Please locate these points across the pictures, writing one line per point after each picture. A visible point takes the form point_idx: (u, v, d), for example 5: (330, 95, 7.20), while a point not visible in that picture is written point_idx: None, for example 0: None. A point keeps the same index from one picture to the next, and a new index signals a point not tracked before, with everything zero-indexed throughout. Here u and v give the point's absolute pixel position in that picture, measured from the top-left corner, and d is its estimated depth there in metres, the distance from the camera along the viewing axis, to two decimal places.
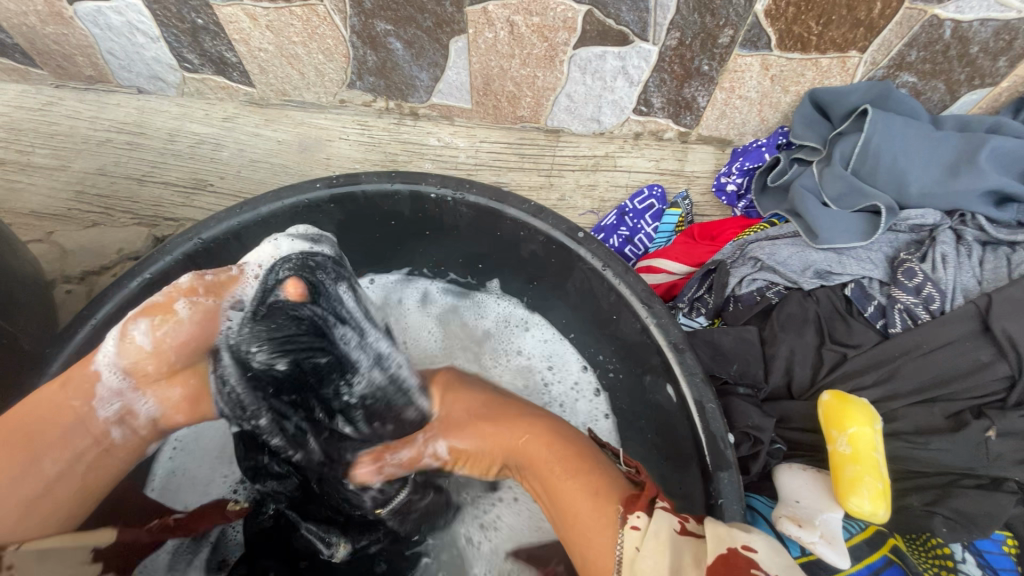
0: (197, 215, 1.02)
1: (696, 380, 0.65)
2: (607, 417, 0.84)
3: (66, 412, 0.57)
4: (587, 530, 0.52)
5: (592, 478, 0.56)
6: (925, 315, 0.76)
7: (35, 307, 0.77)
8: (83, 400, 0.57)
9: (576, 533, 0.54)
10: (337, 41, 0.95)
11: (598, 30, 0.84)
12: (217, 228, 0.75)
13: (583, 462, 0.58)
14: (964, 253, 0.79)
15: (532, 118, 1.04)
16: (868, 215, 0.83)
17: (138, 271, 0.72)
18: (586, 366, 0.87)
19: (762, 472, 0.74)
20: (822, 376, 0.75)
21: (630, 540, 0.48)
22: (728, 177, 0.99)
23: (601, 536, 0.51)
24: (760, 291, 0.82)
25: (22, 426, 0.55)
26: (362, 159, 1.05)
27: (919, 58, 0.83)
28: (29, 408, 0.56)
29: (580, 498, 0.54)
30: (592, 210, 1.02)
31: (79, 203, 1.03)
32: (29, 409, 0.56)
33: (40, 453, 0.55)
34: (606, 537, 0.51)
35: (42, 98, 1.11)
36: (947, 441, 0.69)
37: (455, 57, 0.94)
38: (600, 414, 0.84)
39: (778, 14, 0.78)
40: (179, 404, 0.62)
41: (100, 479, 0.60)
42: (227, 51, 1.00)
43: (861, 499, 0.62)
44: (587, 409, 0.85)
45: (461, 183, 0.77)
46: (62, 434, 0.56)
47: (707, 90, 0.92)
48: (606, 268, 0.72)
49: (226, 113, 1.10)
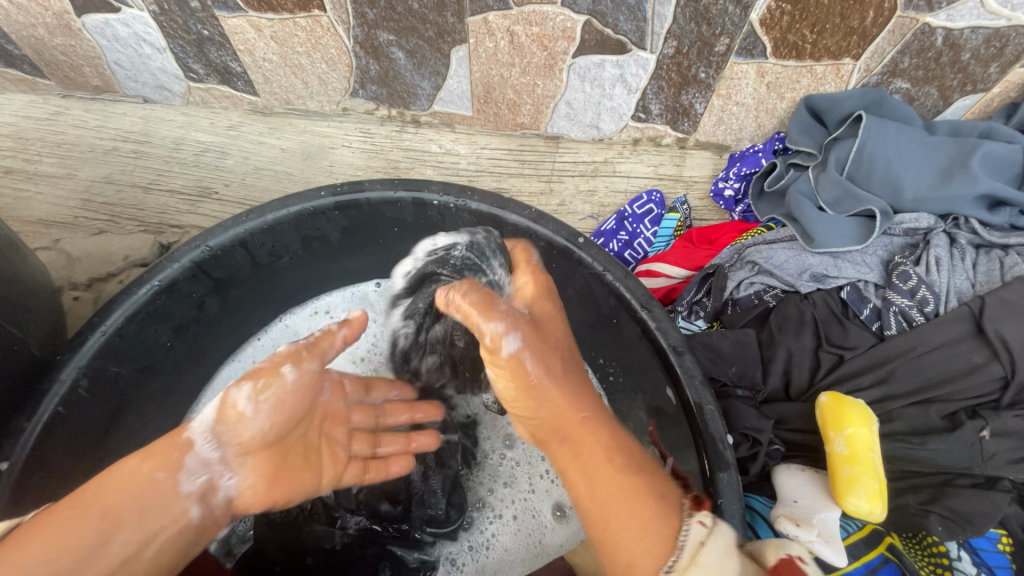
0: (202, 222, 1.04)
1: (694, 382, 0.66)
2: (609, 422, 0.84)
3: (146, 484, 0.55)
4: (637, 524, 0.52)
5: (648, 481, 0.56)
6: (920, 317, 0.77)
7: (45, 314, 0.79)
8: (166, 469, 0.56)
9: (611, 526, 0.53)
10: (341, 51, 0.96)
11: (597, 39, 0.86)
12: (225, 235, 0.76)
13: (644, 474, 0.56)
14: (957, 256, 0.81)
15: (533, 125, 1.05)
16: (862, 219, 0.85)
17: (147, 278, 0.73)
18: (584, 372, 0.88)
19: (760, 472, 0.75)
20: (819, 379, 0.77)
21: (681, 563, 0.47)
22: (725, 182, 1.00)
23: (653, 540, 0.50)
24: (757, 295, 0.84)
25: (101, 496, 0.53)
26: (365, 166, 1.07)
27: (911, 65, 0.85)
28: (113, 478, 0.55)
29: (637, 498, 0.53)
30: (592, 215, 1.03)
31: (85, 211, 1.04)
32: (115, 477, 0.55)
33: (118, 521, 0.53)
34: (659, 543, 0.50)
35: (49, 108, 1.13)
36: (943, 441, 0.70)
37: (457, 66, 0.95)
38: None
39: (773, 23, 0.80)
40: (266, 481, 0.61)
41: (176, 550, 0.57)
42: (232, 61, 1.02)
43: (858, 499, 0.63)
44: None
45: (463, 190, 0.78)
46: (135, 510, 0.54)
47: (705, 97, 0.94)
48: (606, 273, 0.73)
49: (231, 121, 1.11)
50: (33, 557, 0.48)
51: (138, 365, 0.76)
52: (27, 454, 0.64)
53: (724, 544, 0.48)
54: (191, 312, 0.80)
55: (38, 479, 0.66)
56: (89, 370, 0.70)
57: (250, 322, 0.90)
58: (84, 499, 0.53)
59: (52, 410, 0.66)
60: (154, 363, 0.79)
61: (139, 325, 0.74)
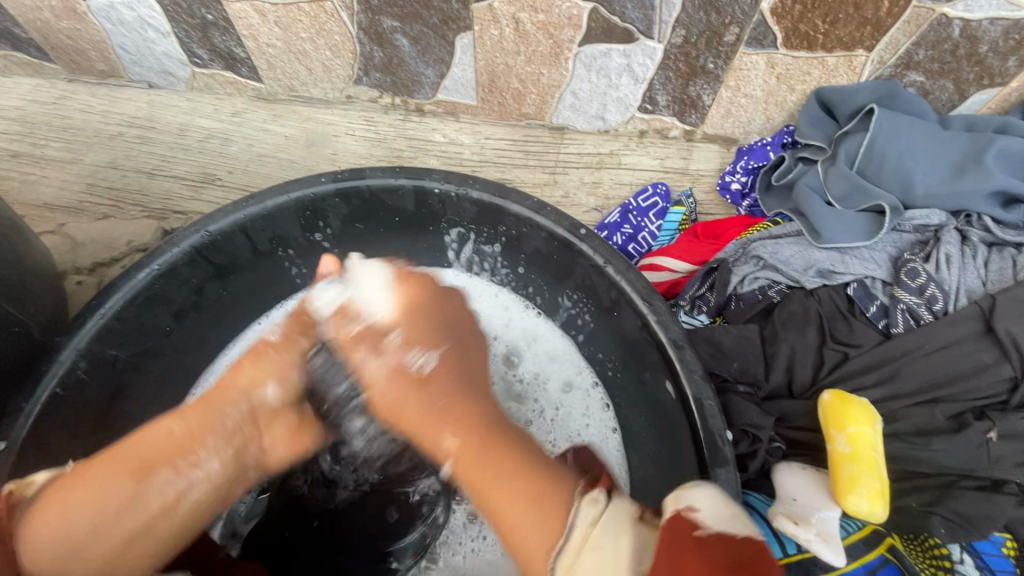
0: (205, 208, 1.04)
1: (694, 377, 0.66)
2: (614, 431, 0.82)
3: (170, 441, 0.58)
4: (528, 497, 0.52)
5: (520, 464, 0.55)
6: (928, 315, 0.76)
7: (47, 297, 0.79)
8: (184, 428, 0.59)
9: (503, 492, 0.53)
10: (345, 38, 0.96)
11: (604, 27, 0.84)
12: (224, 220, 0.76)
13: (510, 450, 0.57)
14: (969, 254, 0.79)
15: (538, 115, 1.04)
16: (872, 215, 0.83)
17: (146, 263, 0.73)
18: (596, 381, 0.85)
19: (761, 470, 0.73)
20: (823, 376, 0.75)
21: (574, 541, 0.47)
22: (732, 176, 0.98)
23: (540, 530, 0.49)
24: (762, 290, 0.82)
25: (122, 449, 0.58)
26: (368, 155, 1.06)
27: (927, 57, 0.82)
28: (144, 436, 0.59)
29: (532, 487, 0.52)
30: (596, 208, 1.02)
31: (90, 196, 1.05)
32: (142, 436, 0.59)
33: (150, 479, 0.57)
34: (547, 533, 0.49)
35: (56, 92, 1.13)
36: (949, 442, 0.68)
37: (461, 54, 0.94)
38: (609, 429, 0.82)
39: (784, 13, 0.78)
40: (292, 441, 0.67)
41: (207, 504, 0.62)
42: (236, 46, 1.01)
43: (858, 498, 0.63)
44: (596, 426, 0.83)
45: (464, 179, 0.77)
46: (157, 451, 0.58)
47: (713, 88, 0.92)
48: (607, 265, 0.72)
49: (235, 108, 1.11)
50: (73, 504, 0.54)
51: (137, 349, 0.77)
52: (26, 434, 0.64)
53: (616, 521, 0.47)
54: (190, 297, 0.80)
55: (36, 459, 0.66)
56: (87, 353, 0.70)
57: (247, 313, 0.89)
58: (105, 460, 0.57)
59: (50, 391, 0.67)
60: (153, 347, 0.79)
61: (139, 309, 0.74)
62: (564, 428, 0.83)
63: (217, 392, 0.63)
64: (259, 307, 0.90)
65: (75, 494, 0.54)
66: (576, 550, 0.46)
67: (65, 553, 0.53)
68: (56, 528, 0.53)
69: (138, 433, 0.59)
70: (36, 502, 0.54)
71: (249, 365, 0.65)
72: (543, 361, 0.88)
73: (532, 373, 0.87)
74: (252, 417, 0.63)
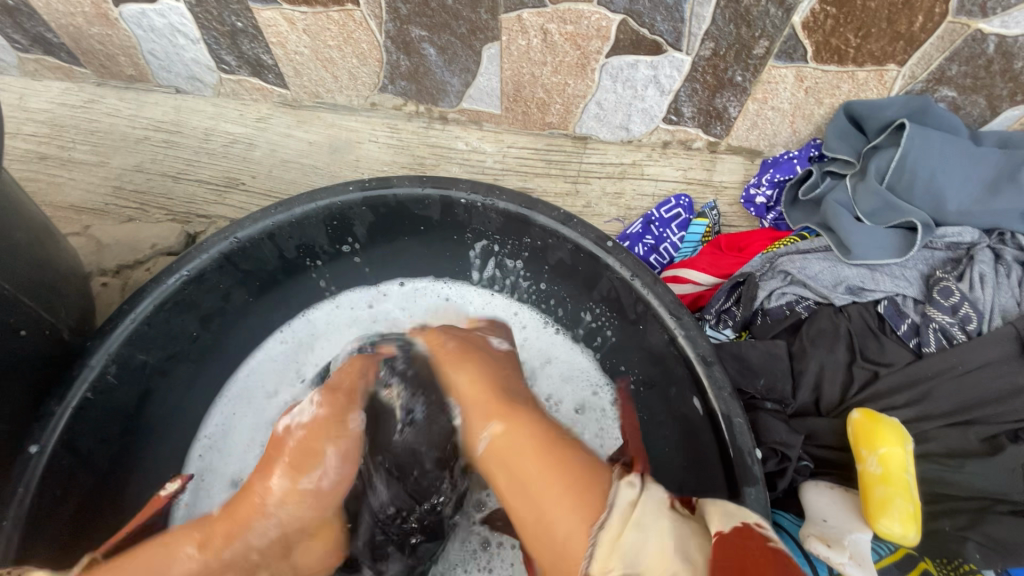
0: (229, 212, 1.04)
1: (723, 394, 0.65)
2: None
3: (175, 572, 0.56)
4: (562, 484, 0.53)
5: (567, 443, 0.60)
6: (961, 335, 0.75)
7: (76, 300, 0.80)
8: (201, 561, 0.56)
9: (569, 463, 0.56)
10: (372, 46, 0.96)
11: (632, 39, 0.84)
12: (253, 227, 0.76)
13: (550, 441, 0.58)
14: (1003, 273, 0.78)
15: (561, 125, 1.04)
16: (902, 231, 0.82)
17: (176, 268, 0.73)
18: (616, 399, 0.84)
19: (788, 488, 0.73)
20: (852, 394, 0.75)
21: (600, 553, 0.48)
22: (757, 189, 0.98)
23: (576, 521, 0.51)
24: (789, 305, 0.81)
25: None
26: (391, 162, 1.06)
27: (959, 72, 0.82)
28: (146, 563, 0.55)
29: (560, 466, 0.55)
30: (618, 218, 1.02)
31: (116, 198, 1.06)
32: (147, 562, 0.56)
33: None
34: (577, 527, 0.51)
35: (84, 95, 1.15)
36: (981, 465, 0.69)
37: (487, 63, 0.94)
38: None
39: (815, 27, 0.78)
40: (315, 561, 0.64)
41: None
42: (264, 53, 1.02)
43: (891, 521, 0.62)
44: (615, 446, 0.82)
45: (491, 190, 0.77)
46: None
47: (740, 100, 0.92)
48: (634, 278, 0.72)
49: (260, 114, 1.12)
50: None
51: (165, 354, 0.77)
52: (56, 437, 0.65)
53: (653, 503, 0.50)
54: (217, 303, 0.81)
55: (68, 463, 0.67)
56: (117, 357, 0.70)
57: (270, 320, 0.89)
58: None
59: (81, 395, 0.68)
60: (179, 352, 0.79)
61: (167, 314, 0.75)
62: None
63: (245, 511, 0.60)
64: (282, 314, 0.90)
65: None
66: (618, 525, 0.49)
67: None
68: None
69: (147, 557, 0.56)
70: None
71: (278, 476, 0.61)
72: (562, 378, 0.87)
73: (549, 393, 0.86)
74: (277, 542, 0.60)
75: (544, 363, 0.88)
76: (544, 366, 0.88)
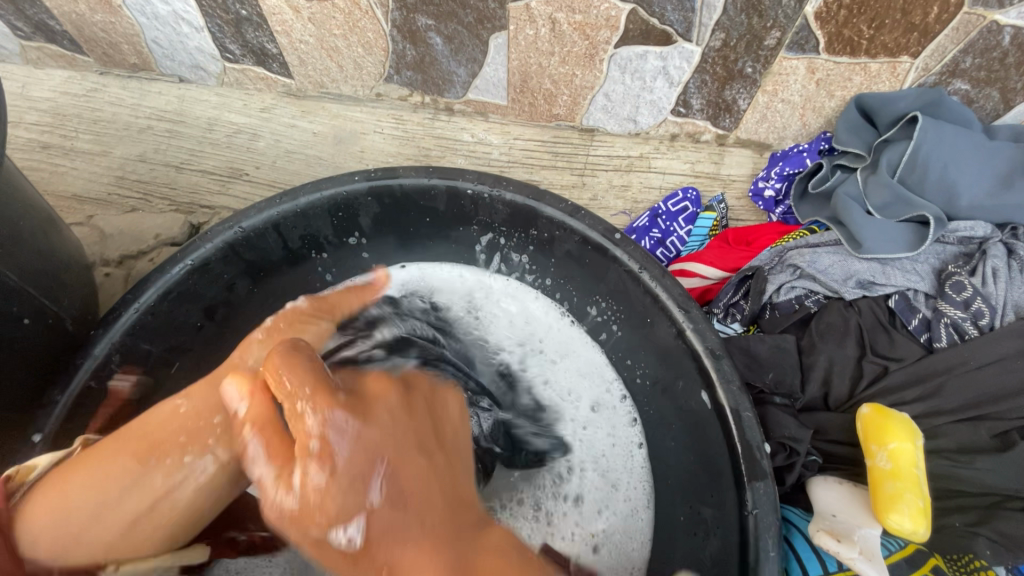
0: (232, 203, 1.03)
1: (732, 388, 0.64)
2: (640, 447, 0.81)
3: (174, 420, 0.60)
4: None
5: (487, 530, 0.46)
6: (973, 330, 0.74)
7: (79, 289, 0.79)
8: (190, 403, 0.61)
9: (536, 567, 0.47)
10: (378, 35, 0.95)
11: (641, 29, 0.83)
12: (258, 217, 0.76)
13: None
14: (1016, 268, 0.77)
15: (568, 116, 1.03)
16: (914, 225, 0.81)
17: (180, 258, 0.73)
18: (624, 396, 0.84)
19: (796, 483, 0.72)
20: (861, 389, 0.74)
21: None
22: (766, 182, 0.97)
23: None
24: (798, 300, 0.81)
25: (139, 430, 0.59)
26: (396, 153, 1.05)
27: (973, 65, 0.80)
28: (152, 417, 0.60)
29: None
30: (624, 211, 1.01)
31: (119, 188, 1.05)
32: (154, 414, 0.61)
33: (153, 459, 0.57)
34: None
35: (87, 84, 1.14)
36: (992, 460, 0.68)
37: (495, 53, 0.93)
38: (634, 445, 0.81)
39: (828, 17, 0.76)
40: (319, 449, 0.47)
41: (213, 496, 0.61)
42: (269, 42, 1.01)
43: (901, 517, 0.61)
44: (622, 443, 0.81)
45: (498, 180, 0.77)
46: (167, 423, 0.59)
47: (749, 92, 0.91)
48: (643, 271, 0.72)
49: (264, 104, 1.11)
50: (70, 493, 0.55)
51: (168, 345, 0.77)
52: (59, 426, 0.64)
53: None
54: (221, 293, 0.80)
55: None
56: (121, 347, 0.70)
57: (276, 310, 0.89)
58: (121, 437, 0.58)
59: (83, 384, 0.67)
60: (183, 342, 0.79)
61: (171, 304, 0.74)
62: (589, 449, 0.81)
63: (225, 370, 0.65)
64: None
65: (75, 477, 0.55)
66: None
67: (68, 536, 0.54)
68: (58, 511, 0.54)
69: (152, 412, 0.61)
70: (36, 487, 0.55)
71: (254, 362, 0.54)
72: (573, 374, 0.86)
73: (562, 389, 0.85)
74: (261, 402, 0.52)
75: (556, 358, 0.87)
76: (555, 360, 0.87)
